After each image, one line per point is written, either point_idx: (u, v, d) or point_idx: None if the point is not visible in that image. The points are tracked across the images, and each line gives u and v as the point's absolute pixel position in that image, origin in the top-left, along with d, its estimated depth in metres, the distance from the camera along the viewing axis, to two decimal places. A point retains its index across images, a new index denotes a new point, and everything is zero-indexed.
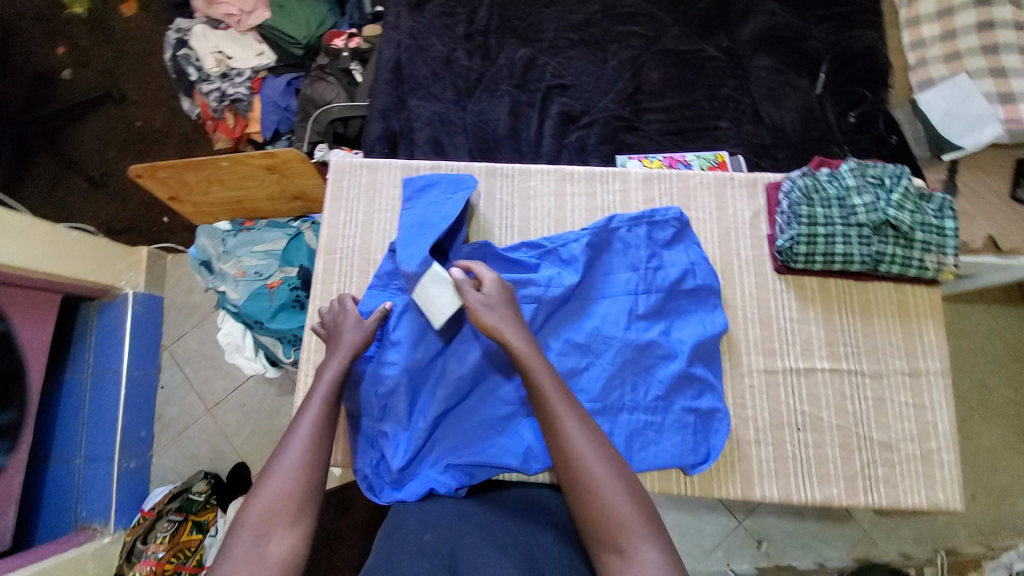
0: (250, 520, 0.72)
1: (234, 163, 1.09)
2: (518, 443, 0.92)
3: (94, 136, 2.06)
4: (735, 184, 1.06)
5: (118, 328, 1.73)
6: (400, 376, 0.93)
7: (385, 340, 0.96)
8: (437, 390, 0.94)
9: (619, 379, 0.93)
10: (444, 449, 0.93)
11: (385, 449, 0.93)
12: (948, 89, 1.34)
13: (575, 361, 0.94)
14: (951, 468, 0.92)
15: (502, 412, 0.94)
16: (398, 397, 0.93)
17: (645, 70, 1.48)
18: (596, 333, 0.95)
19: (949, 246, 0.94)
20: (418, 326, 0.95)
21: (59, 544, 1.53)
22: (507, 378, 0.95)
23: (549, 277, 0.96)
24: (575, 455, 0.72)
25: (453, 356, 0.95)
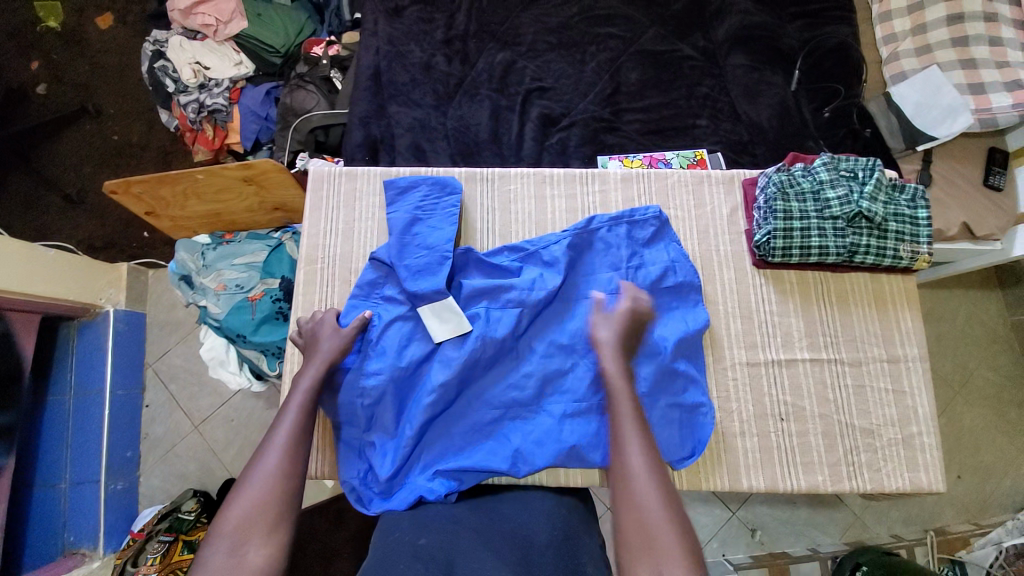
0: (226, 531, 0.71)
1: (210, 175, 1.07)
2: (506, 447, 0.91)
3: (71, 151, 2.02)
4: (712, 182, 1.07)
5: (100, 347, 1.71)
6: (386, 385, 0.91)
7: (369, 350, 0.94)
8: (422, 398, 0.91)
9: (605, 379, 0.93)
10: (433, 456, 0.91)
11: (372, 459, 0.91)
12: (920, 81, 1.36)
13: (561, 362, 0.94)
14: (933, 452, 0.93)
15: (489, 417, 0.92)
16: (384, 406, 0.91)
17: (623, 71, 1.49)
18: (580, 334, 0.94)
19: (922, 236, 0.95)
20: (405, 333, 0.95)
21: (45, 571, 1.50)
22: (493, 383, 0.93)
23: (531, 280, 0.96)
24: (627, 471, 0.73)
25: (437, 361, 0.92)
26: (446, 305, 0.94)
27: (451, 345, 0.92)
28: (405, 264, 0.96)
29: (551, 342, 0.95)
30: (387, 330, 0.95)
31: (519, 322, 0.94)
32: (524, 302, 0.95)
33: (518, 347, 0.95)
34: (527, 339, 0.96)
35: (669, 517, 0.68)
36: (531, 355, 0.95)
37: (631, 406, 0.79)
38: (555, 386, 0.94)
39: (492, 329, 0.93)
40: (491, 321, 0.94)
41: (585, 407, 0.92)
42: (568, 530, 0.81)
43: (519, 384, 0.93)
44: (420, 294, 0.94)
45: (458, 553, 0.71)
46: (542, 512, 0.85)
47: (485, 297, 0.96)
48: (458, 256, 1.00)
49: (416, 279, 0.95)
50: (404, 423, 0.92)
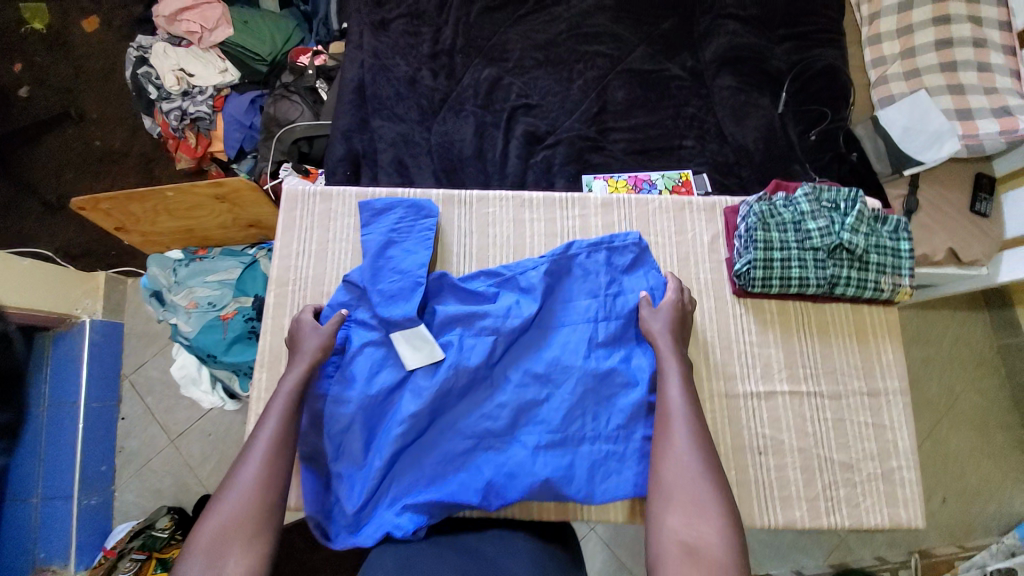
0: (201, 546, 0.69)
1: (181, 192, 1.04)
2: (478, 478, 0.87)
3: (52, 156, 1.98)
4: (694, 208, 1.05)
5: (75, 359, 1.65)
6: (356, 414, 0.89)
7: (340, 376, 0.92)
8: (392, 427, 0.88)
9: (580, 409, 0.91)
10: (402, 489, 0.87)
11: (339, 491, 0.88)
12: (907, 106, 1.35)
13: (536, 391, 0.92)
14: (913, 487, 0.91)
15: (462, 446, 0.89)
16: (353, 435, 0.89)
17: (610, 90, 1.48)
18: (556, 363, 0.93)
19: (903, 268, 0.95)
20: (377, 359, 0.92)
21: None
22: (466, 412, 0.91)
23: (507, 307, 0.94)
24: (673, 443, 0.78)
25: (409, 390, 0.90)
26: (418, 332, 0.92)
27: (423, 372, 0.91)
28: (378, 289, 0.94)
29: (526, 371, 0.93)
30: (359, 356, 0.93)
31: (492, 351, 0.92)
32: (499, 329, 0.93)
33: (492, 375, 0.93)
34: (502, 367, 0.94)
35: (712, 488, 0.72)
36: (505, 384, 0.92)
37: (684, 389, 0.83)
38: (531, 416, 0.91)
39: (466, 357, 0.91)
40: (465, 348, 0.92)
41: (559, 437, 0.90)
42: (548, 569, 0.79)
43: (493, 413, 0.90)
44: (392, 319, 0.92)
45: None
46: (522, 551, 0.82)
47: (459, 324, 0.94)
48: (434, 281, 0.98)
49: (388, 303, 0.93)
50: (373, 454, 0.88)
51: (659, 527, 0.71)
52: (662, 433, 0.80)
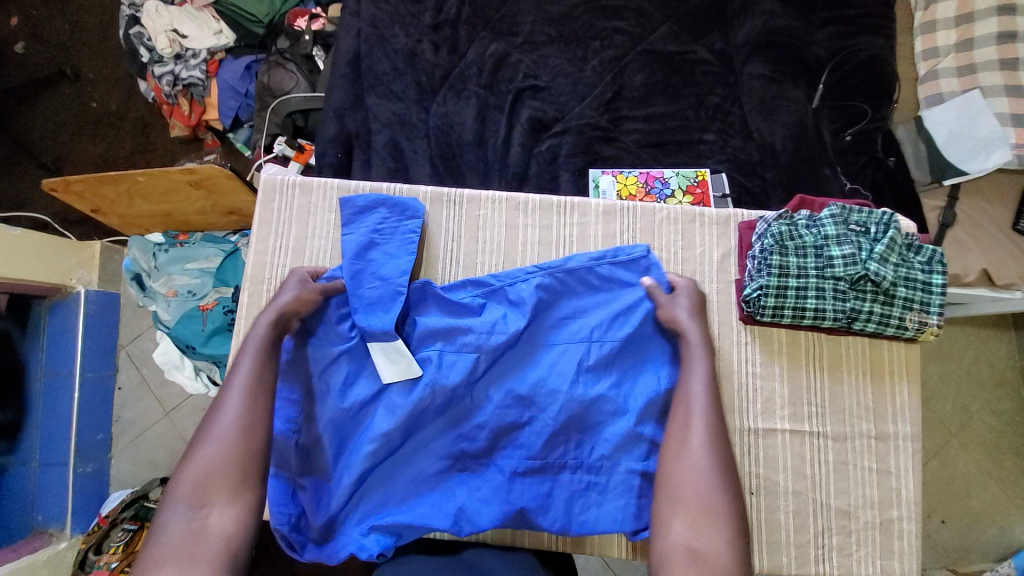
0: (183, 492, 0.66)
1: (152, 177, 0.99)
2: (450, 502, 0.83)
3: (49, 118, 1.91)
4: (706, 221, 0.97)
5: (73, 329, 1.60)
6: (323, 427, 0.84)
7: (308, 385, 0.86)
8: (362, 444, 0.83)
9: (563, 435, 0.86)
10: (370, 507, 0.82)
11: (307, 503, 0.82)
12: (957, 106, 1.21)
13: (521, 410, 0.86)
14: (911, 539, 0.86)
15: (435, 467, 0.84)
16: (321, 447, 0.84)
17: (628, 73, 1.34)
18: (541, 385, 0.87)
19: (933, 305, 0.85)
20: (350, 369, 0.88)
21: (13, 551, 1.42)
22: (443, 428, 0.86)
23: (492, 324, 0.89)
24: (689, 438, 0.75)
25: (384, 406, 0.85)
26: (393, 346, 0.87)
27: (400, 388, 0.86)
28: (357, 295, 0.88)
29: (509, 391, 0.87)
30: (335, 363, 0.88)
31: (474, 368, 0.87)
32: (482, 345, 0.88)
33: (473, 390, 0.87)
34: (485, 383, 0.88)
35: (721, 496, 0.69)
36: (486, 403, 0.86)
37: (707, 383, 0.81)
38: (513, 435, 0.86)
39: (444, 376, 0.85)
40: (446, 364, 0.86)
41: (541, 458, 0.86)
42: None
43: (473, 433, 0.85)
44: (366, 329, 0.87)
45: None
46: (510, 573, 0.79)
47: (440, 339, 0.89)
48: (416, 288, 0.92)
49: (364, 312, 0.88)
50: (341, 469, 0.84)
51: (663, 531, 0.67)
52: (679, 427, 0.77)
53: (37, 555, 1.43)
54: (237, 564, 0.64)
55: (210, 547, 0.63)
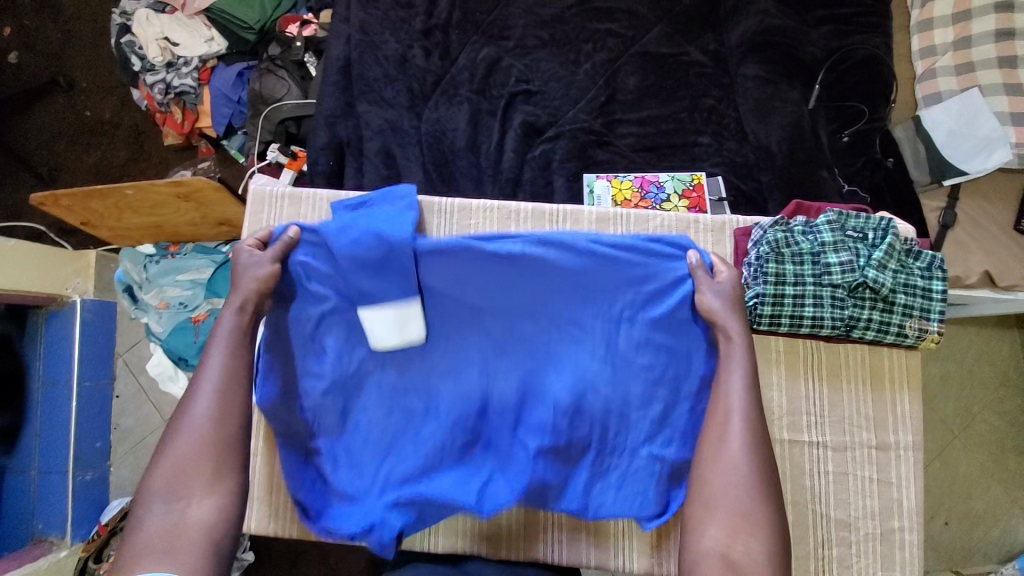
0: (158, 486, 0.68)
1: (139, 191, 0.98)
2: (472, 480, 0.84)
3: (43, 128, 1.90)
4: (700, 228, 0.95)
5: (67, 340, 1.58)
6: (329, 392, 0.86)
7: (313, 348, 0.87)
8: (389, 419, 0.87)
9: (590, 416, 0.84)
10: (393, 479, 0.84)
11: (323, 470, 0.86)
12: (956, 105, 1.19)
13: (541, 387, 0.87)
14: (913, 550, 0.84)
15: (459, 444, 0.86)
16: (326, 412, 0.86)
17: (621, 76, 1.33)
18: (564, 362, 0.88)
19: (933, 311, 0.84)
20: (345, 335, 0.87)
21: (12, 560, 1.40)
22: (458, 401, 0.87)
23: (508, 299, 0.89)
24: (727, 442, 0.73)
25: (400, 372, 0.88)
26: (403, 303, 0.85)
27: (413, 349, 0.88)
28: (347, 253, 0.84)
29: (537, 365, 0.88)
30: (335, 328, 0.87)
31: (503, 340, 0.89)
32: (496, 322, 0.89)
33: (495, 369, 0.88)
34: (497, 357, 0.89)
35: (758, 502, 0.68)
36: (511, 379, 0.88)
37: (747, 380, 0.76)
38: (523, 410, 0.86)
39: (467, 352, 0.89)
40: (459, 337, 0.89)
41: (558, 439, 0.83)
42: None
43: (498, 408, 0.87)
44: (365, 292, 0.84)
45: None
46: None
47: (461, 316, 0.89)
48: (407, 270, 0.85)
49: (361, 274, 0.84)
50: (358, 441, 0.86)
51: (698, 538, 0.67)
52: (715, 429, 0.75)
53: (39, 562, 1.41)
54: (222, 553, 0.67)
55: (192, 540, 0.65)
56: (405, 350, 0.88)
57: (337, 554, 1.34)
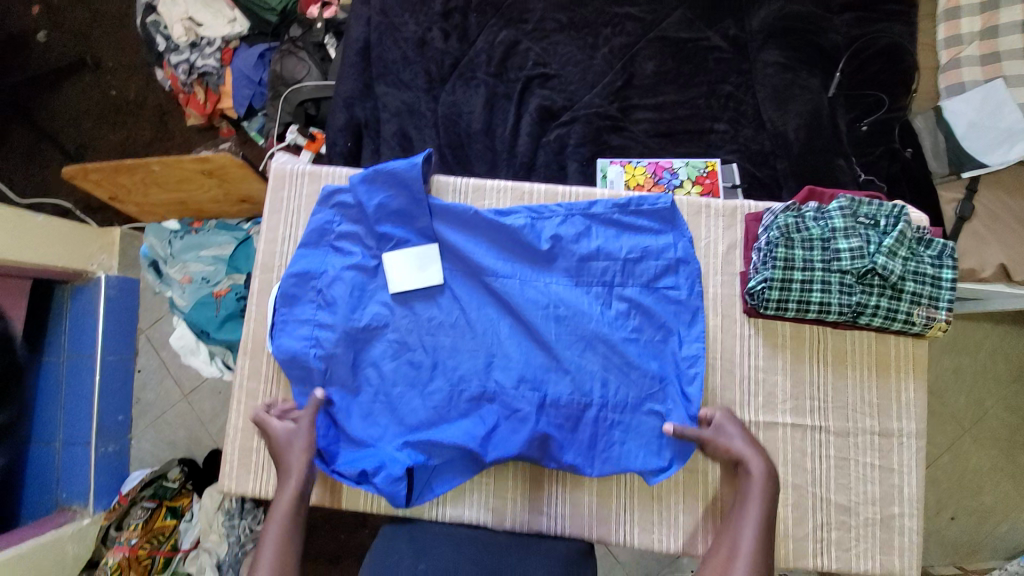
0: None
1: (166, 166, 1.01)
2: (479, 427, 0.87)
3: (69, 106, 1.95)
4: (712, 213, 0.95)
5: (91, 313, 1.65)
6: (338, 342, 0.90)
7: (322, 300, 0.92)
8: (399, 368, 0.91)
9: (592, 370, 0.88)
10: (405, 425, 0.89)
11: (335, 420, 0.89)
12: (978, 97, 1.17)
13: (544, 343, 0.89)
14: (911, 536, 0.86)
15: (466, 393, 0.89)
16: (337, 361, 0.90)
17: (639, 60, 1.32)
18: (567, 318, 0.90)
19: (941, 300, 0.84)
20: (356, 284, 0.92)
21: (37, 527, 1.48)
22: (464, 354, 0.91)
23: (513, 261, 0.93)
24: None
25: (409, 320, 0.92)
26: (424, 250, 0.92)
27: (421, 302, 0.92)
28: (376, 204, 0.92)
29: (546, 317, 0.90)
30: (345, 281, 0.92)
31: (509, 292, 0.91)
32: (502, 282, 0.92)
33: (501, 325, 0.91)
34: (500, 313, 0.92)
35: None
36: (515, 335, 0.91)
37: (758, 535, 0.73)
38: (524, 363, 0.89)
39: (469, 305, 0.92)
40: (463, 293, 0.93)
41: (558, 387, 0.88)
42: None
43: (505, 361, 0.90)
44: (389, 237, 0.92)
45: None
46: (555, 561, 0.83)
47: (461, 268, 0.93)
48: (423, 226, 0.92)
49: (387, 222, 0.93)
50: (369, 391, 0.90)
51: None
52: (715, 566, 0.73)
53: (63, 529, 1.50)
54: None
55: None
56: (408, 299, 0.92)
57: (348, 530, 1.41)
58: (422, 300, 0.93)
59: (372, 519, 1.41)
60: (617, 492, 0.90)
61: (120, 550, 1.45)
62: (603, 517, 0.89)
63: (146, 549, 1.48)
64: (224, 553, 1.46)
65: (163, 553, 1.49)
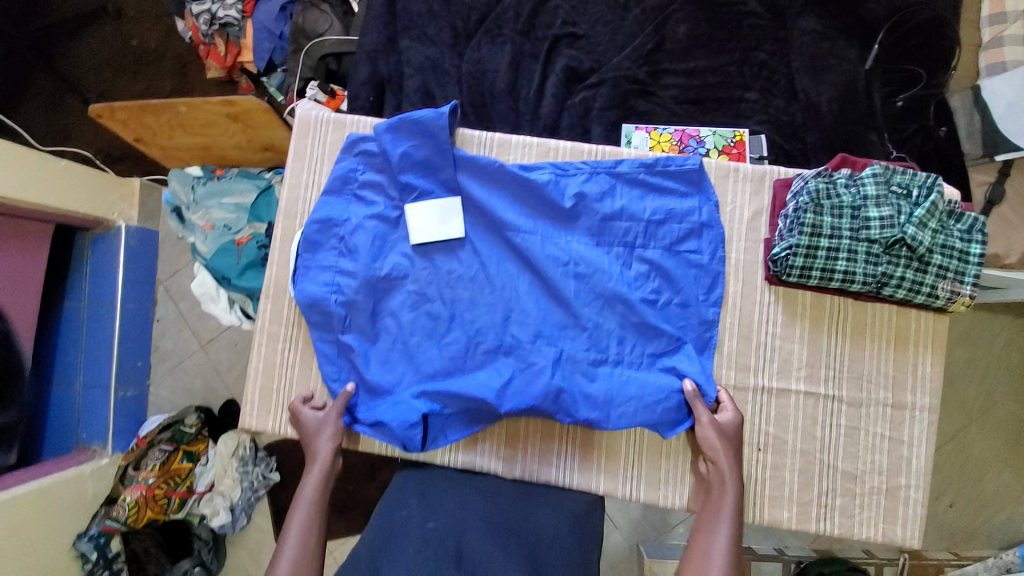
0: None
1: (192, 107, 1.03)
2: (495, 379, 0.89)
3: (91, 54, 1.90)
4: (740, 177, 0.93)
5: (111, 260, 1.66)
6: (359, 289, 0.91)
7: (344, 248, 0.93)
8: (418, 317, 0.92)
9: (609, 328, 0.89)
10: (422, 374, 0.90)
11: (355, 365, 0.91)
12: (1020, 76, 1.11)
13: (562, 299, 0.90)
14: (916, 507, 0.86)
15: (483, 346, 0.90)
16: (357, 308, 0.91)
17: (671, 23, 1.28)
18: (585, 277, 0.90)
19: (967, 275, 0.83)
20: (378, 233, 0.93)
21: (60, 462, 1.52)
22: (483, 307, 0.91)
23: (535, 217, 0.93)
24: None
25: (429, 271, 0.92)
26: (447, 202, 0.92)
27: (442, 254, 0.93)
28: (400, 153, 0.91)
29: (565, 274, 0.90)
30: (366, 230, 0.92)
31: (530, 248, 0.91)
32: (523, 237, 0.92)
33: (520, 280, 0.92)
34: (520, 269, 0.93)
35: None
36: (534, 290, 0.92)
37: (729, 546, 0.76)
38: (542, 318, 0.90)
39: (489, 260, 0.92)
40: (484, 246, 0.93)
41: (574, 343, 0.89)
42: (585, 537, 0.82)
43: (522, 316, 0.91)
44: (413, 187, 0.92)
45: (467, 546, 0.75)
46: (564, 513, 0.85)
47: (483, 222, 0.94)
48: (447, 178, 0.92)
49: (411, 172, 0.92)
50: (387, 339, 0.92)
51: None
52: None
53: (83, 467, 1.52)
54: None
55: None
56: (429, 251, 0.93)
57: (356, 482, 1.46)
58: (443, 252, 0.93)
59: (381, 472, 1.45)
60: (626, 448, 0.92)
61: (137, 488, 1.49)
62: (610, 474, 0.92)
63: (163, 489, 1.51)
64: (239, 497, 1.53)
65: (179, 494, 1.53)
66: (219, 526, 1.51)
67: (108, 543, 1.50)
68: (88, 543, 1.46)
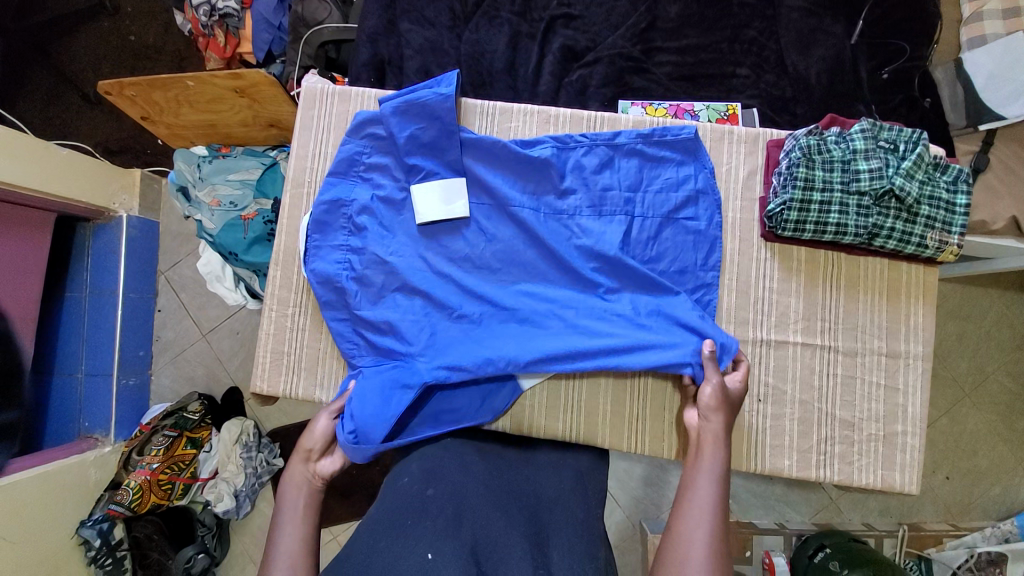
0: None
1: (199, 82, 1.14)
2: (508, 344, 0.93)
3: (88, 50, 1.79)
4: (734, 139, 0.99)
5: (113, 249, 1.65)
6: (366, 265, 0.95)
7: (352, 227, 0.96)
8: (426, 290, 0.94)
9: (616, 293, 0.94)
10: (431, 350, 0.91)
11: (365, 337, 0.95)
12: (999, 49, 1.14)
13: (568, 268, 0.94)
14: (912, 452, 0.92)
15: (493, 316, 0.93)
16: (368, 282, 0.95)
17: (663, 3, 1.31)
18: (592, 249, 0.94)
19: (955, 225, 0.89)
20: (388, 217, 0.97)
21: (61, 450, 1.51)
22: (492, 281, 0.95)
23: (537, 194, 0.97)
24: (689, 545, 0.69)
25: (437, 246, 0.96)
26: (451, 184, 0.95)
27: (448, 235, 0.96)
28: (406, 135, 0.94)
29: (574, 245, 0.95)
30: (373, 211, 0.96)
31: (536, 220, 0.95)
32: (526, 212, 0.95)
33: (527, 255, 0.96)
34: (529, 244, 0.96)
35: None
36: (541, 262, 0.96)
37: (716, 498, 0.74)
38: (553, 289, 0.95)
39: (493, 234, 0.96)
40: (487, 222, 0.97)
41: (585, 306, 0.93)
42: (587, 492, 0.85)
43: (534, 288, 0.95)
44: (418, 168, 0.95)
45: (467, 509, 0.73)
46: (565, 474, 0.87)
47: (489, 196, 0.97)
48: (452, 159, 0.95)
49: (417, 154, 0.95)
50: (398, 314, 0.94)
51: None
52: (678, 527, 0.72)
53: (85, 455, 1.52)
54: None
55: None
56: (435, 233, 0.96)
57: (360, 466, 1.48)
58: (448, 231, 0.96)
59: (384, 455, 1.47)
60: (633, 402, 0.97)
61: (141, 473, 1.47)
62: (615, 428, 0.96)
63: (165, 474, 1.48)
64: (240, 483, 1.51)
65: (183, 479, 1.51)
66: (223, 512, 1.50)
67: (112, 530, 1.49)
68: (92, 529, 1.45)
